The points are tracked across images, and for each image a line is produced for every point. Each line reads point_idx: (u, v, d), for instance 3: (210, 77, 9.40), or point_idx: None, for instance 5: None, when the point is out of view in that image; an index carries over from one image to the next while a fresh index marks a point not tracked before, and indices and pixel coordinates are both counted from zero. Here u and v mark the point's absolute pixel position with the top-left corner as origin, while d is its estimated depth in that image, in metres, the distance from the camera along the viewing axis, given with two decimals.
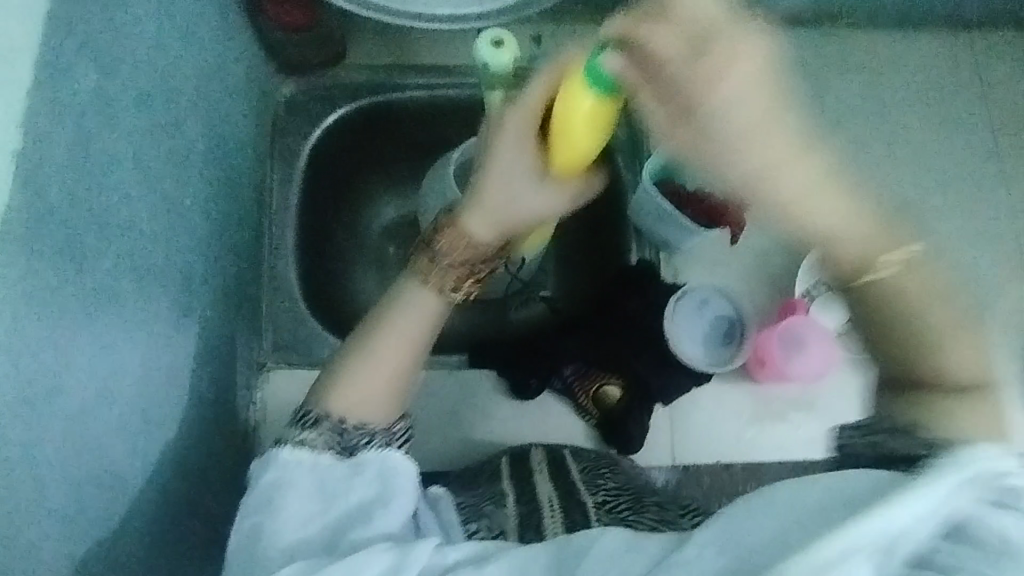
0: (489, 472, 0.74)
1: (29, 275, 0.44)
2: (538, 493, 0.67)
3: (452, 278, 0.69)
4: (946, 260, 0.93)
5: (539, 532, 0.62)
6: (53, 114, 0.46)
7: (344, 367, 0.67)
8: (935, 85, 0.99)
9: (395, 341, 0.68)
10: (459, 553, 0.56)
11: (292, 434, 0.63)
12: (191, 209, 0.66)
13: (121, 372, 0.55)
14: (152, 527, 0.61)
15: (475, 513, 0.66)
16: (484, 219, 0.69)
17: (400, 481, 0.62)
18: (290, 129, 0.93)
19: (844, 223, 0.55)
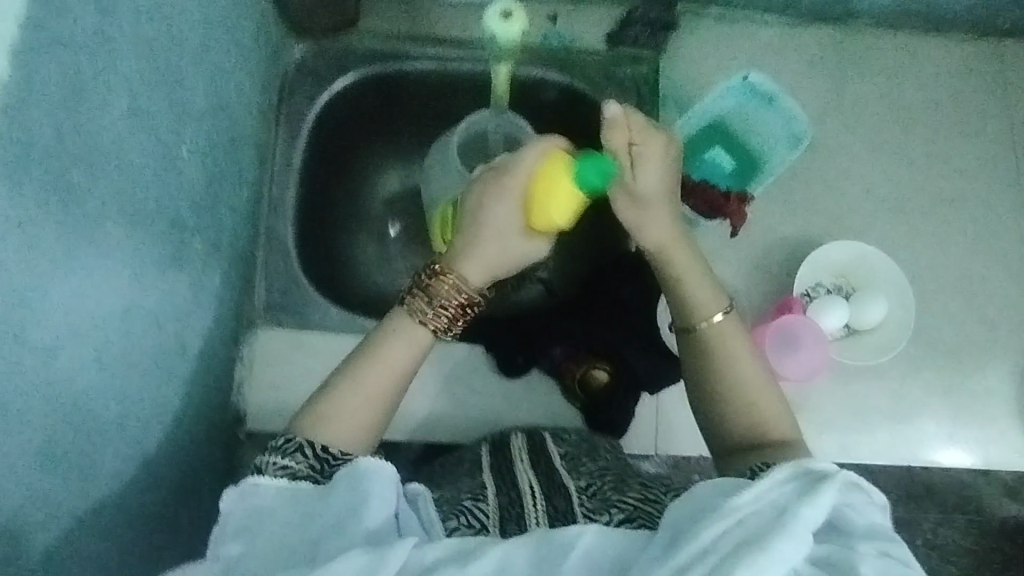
0: (468, 464, 0.73)
1: (15, 203, 0.44)
2: (518, 481, 0.66)
3: (446, 316, 0.66)
4: (948, 272, 0.91)
5: (523, 523, 0.61)
6: (49, 46, 0.46)
7: (327, 403, 0.62)
8: (957, 94, 0.97)
9: (384, 373, 0.64)
10: (440, 550, 0.52)
11: (265, 461, 0.57)
12: (190, 161, 0.66)
13: (103, 315, 0.55)
14: (129, 471, 0.62)
15: (454, 509, 0.63)
16: (481, 267, 0.67)
17: (377, 483, 0.55)
18: (299, 91, 0.93)
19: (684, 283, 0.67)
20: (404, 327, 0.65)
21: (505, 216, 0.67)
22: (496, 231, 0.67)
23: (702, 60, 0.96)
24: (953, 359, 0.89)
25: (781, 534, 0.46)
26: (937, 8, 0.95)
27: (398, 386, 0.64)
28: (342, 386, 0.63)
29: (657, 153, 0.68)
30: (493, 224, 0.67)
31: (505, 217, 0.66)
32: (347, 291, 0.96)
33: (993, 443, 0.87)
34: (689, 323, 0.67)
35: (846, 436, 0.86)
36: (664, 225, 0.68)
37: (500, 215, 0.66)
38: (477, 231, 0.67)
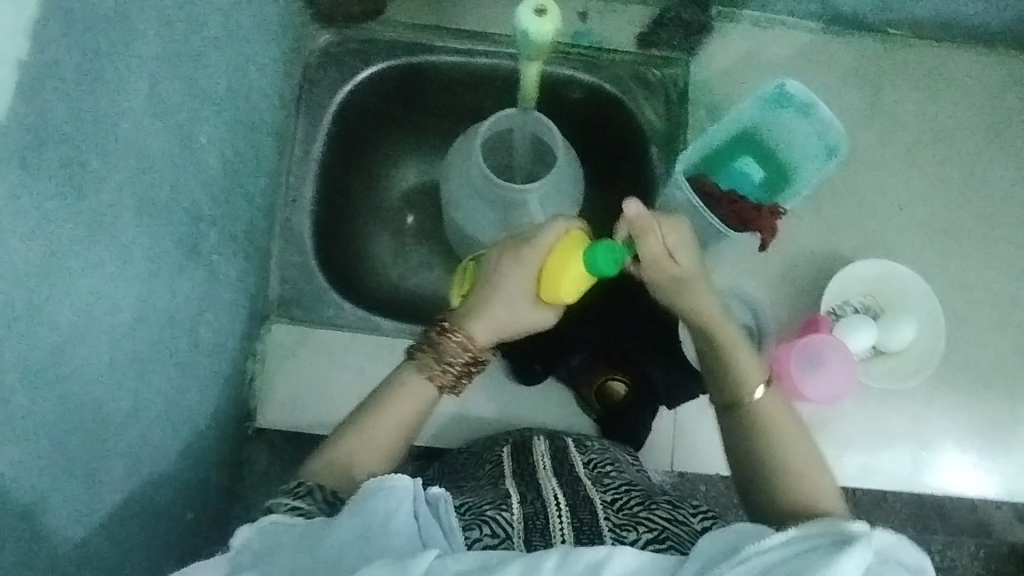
0: (491, 467, 0.71)
1: (26, 191, 0.43)
2: (542, 491, 0.63)
3: (454, 371, 0.66)
4: (981, 293, 0.88)
5: (549, 536, 0.57)
6: (65, 28, 0.44)
7: (339, 443, 0.62)
8: (999, 108, 0.93)
9: (394, 423, 0.63)
10: (462, 563, 0.48)
11: (277, 502, 0.56)
12: (209, 149, 0.64)
13: (117, 306, 0.53)
14: (140, 465, 0.60)
15: (476, 518, 0.58)
16: (490, 328, 0.66)
17: (396, 497, 0.53)
18: (321, 81, 0.91)
19: (733, 360, 0.65)
20: (412, 379, 0.65)
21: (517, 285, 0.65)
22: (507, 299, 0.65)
23: (733, 66, 0.93)
24: (980, 382, 0.86)
25: None
26: (980, 20, 0.92)
27: (408, 435, 0.64)
28: (353, 435, 0.62)
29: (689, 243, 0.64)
30: (505, 292, 0.65)
31: (515, 287, 0.65)
32: (363, 287, 0.95)
33: (1020, 472, 0.84)
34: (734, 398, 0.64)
35: (868, 459, 0.83)
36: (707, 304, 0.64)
37: (512, 287, 0.65)
38: (490, 294, 0.66)
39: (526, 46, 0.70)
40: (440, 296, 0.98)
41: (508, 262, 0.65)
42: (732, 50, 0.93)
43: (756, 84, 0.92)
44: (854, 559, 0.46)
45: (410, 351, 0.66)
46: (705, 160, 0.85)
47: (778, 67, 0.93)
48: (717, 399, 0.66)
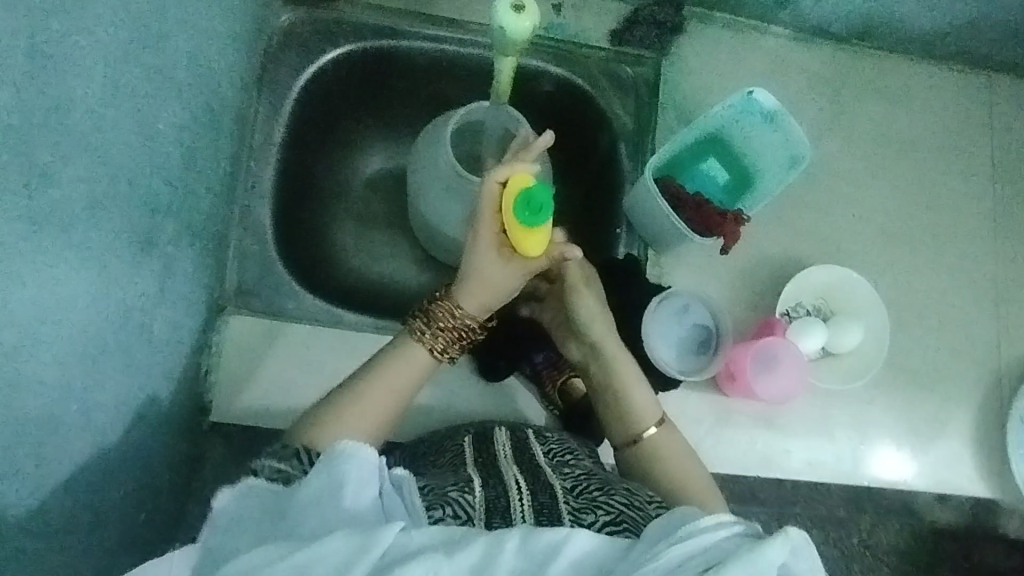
0: (452, 454, 0.71)
1: None
2: (504, 476, 0.64)
3: (443, 338, 0.70)
4: (921, 299, 0.94)
5: (509, 517, 0.59)
6: (15, 11, 0.41)
7: (334, 408, 0.66)
8: (948, 122, 0.98)
9: (386, 389, 0.67)
10: (426, 536, 0.50)
11: (262, 465, 0.60)
12: (168, 136, 0.61)
13: (69, 303, 0.50)
14: (92, 467, 0.58)
15: (438, 499, 0.60)
16: (472, 295, 0.69)
17: (361, 464, 0.56)
18: (285, 61, 0.87)
19: (631, 398, 0.74)
20: (404, 346, 0.70)
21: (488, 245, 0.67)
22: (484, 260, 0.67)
23: (702, 69, 0.94)
24: (916, 382, 0.92)
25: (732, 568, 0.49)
26: (935, 37, 0.95)
27: (396, 402, 0.68)
28: (342, 399, 0.66)
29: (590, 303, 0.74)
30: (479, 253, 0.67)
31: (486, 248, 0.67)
32: (325, 276, 0.92)
33: (948, 467, 0.91)
34: (631, 436, 0.73)
35: (812, 455, 0.88)
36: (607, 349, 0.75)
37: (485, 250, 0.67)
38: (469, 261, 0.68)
39: (501, 42, 0.69)
40: (403, 287, 0.97)
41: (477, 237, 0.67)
42: (701, 53, 0.94)
43: (724, 88, 0.94)
44: (779, 548, 0.49)
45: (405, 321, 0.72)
46: (672, 162, 0.87)
47: (745, 72, 0.95)
48: (616, 440, 0.74)
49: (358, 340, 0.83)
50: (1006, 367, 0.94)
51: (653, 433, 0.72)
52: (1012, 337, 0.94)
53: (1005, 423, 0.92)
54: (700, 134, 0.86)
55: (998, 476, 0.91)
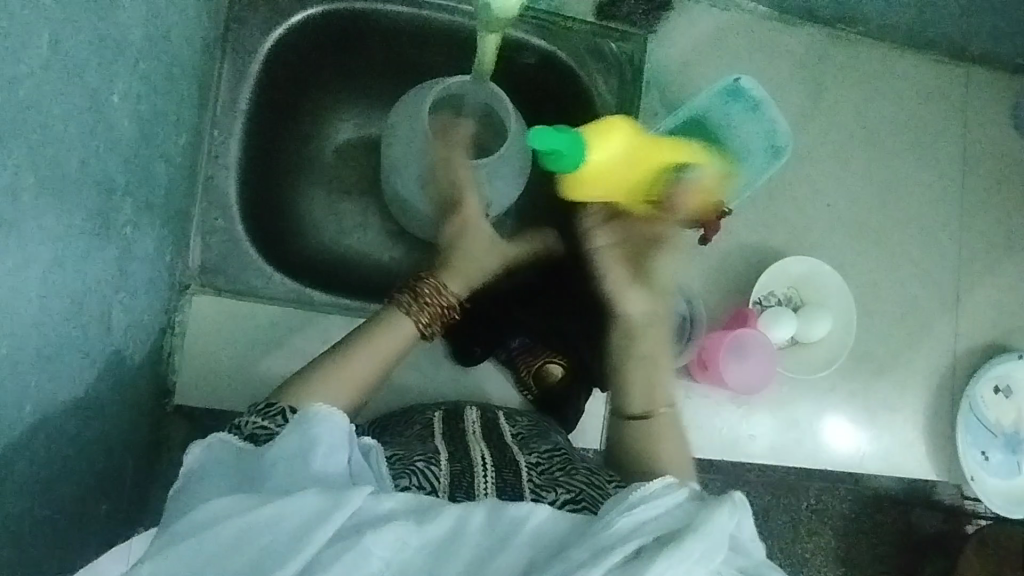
0: (421, 427, 0.71)
1: None
2: (470, 451, 0.65)
3: (429, 309, 0.69)
4: (888, 292, 0.96)
5: (472, 491, 0.59)
6: None
7: (318, 371, 0.62)
8: (928, 113, 0.98)
9: (370, 355, 0.64)
10: (396, 502, 0.49)
11: (245, 420, 0.56)
12: (123, 110, 0.56)
13: (22, 300, 0.47)
14: (54, 461, 0.55)
15: (405, 469, 0.60)
16: (459, 271, 0.73)
17: (332, 426, 0.54)
18: (249, 22, 0.81)
19: (649, 376, 0.69)
20: (389, 316, 0.68)
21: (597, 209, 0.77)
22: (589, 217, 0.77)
23: (689, 49, 0.92)
24: (877, 371, 0.95)
25: (684, 537, 0.47)
26: (919, 26, 0.94)
27: (380, 367, 0.64)
28: (327, 369, 0.62)
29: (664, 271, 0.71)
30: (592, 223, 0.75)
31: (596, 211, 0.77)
32: (295, 251, 0.88)
33: (899, 450, 0.95)
34: (642, 410, 0.67)
35: (774, 440, 0.91)
36: (658, 330, 0.71)
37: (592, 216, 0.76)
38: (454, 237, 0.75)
39: (486, 17, 0.65)
40: (374, 262, 0.92)
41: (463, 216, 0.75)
42: (687, 32, 0.92)
43: (710, 70, 0.92)
44: (728, 513, 0.49)
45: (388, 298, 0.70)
46: None
47: (732, 54, 0.93)
48: (625, 410, 0.68)
49: (329, 321, 0.81)
50: (961, 356, 0.97)
51: (665, 412, 0.67)
52: (969, 328, 0.97)
53: (955, 410, 0.96)
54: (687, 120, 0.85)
55: (946, 460, 0.96)
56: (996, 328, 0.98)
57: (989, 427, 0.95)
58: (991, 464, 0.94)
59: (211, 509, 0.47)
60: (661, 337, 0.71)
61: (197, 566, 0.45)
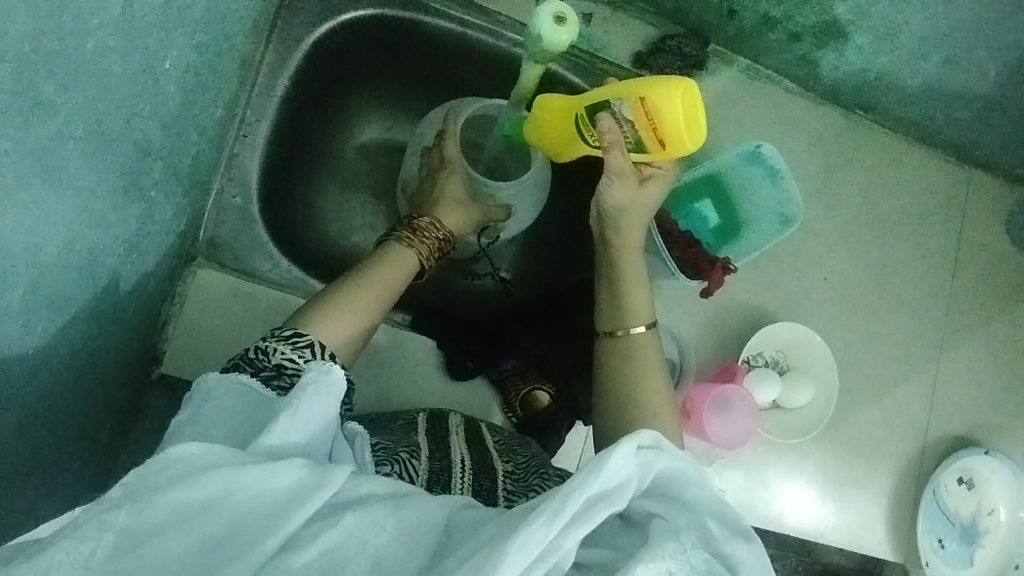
0: (403, 422, 0.72)
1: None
2: (451, 452, 0.67)
3: (427, 246, 0.75)
4: (870, 372, 0.98)
5: (450, 488, 0.62)
6: None
7: (331, 299, 0.65)
8: (932, 207, 1.02)
9: (380, 288, 0.68)
10: (373, 485, 0.50)
11: (273, 347, 0.58)
12: (171, 76, 0.56)
13: (47, 250, 0.46)
14: (45, 410, 0.55)
15: (389, 457, 0.62)
16: (450, 212, 0.80)
17: (335, 388, 0.54)
18: (300, 11, 0.82)
19: (629, 294, 0.76)
20: (396, 251, 0.73)
21: (624, 132, 0.67)
22: (614, 117, 0.67)
23: (715, 109, 0.95)
24: (851, 444, 0.97)
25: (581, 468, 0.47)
26: (932, 126, 0.99)
27: (390, 295, 0.69)
28: (345, 292, 0.66)
29: (635, 229, 0.76)
30: (605, 146, 0.69)
31: (626, 130, 0.67)
32: (300, 240, 0.89)
33: (862, 525, 0.97)
34: (617, 326, 0.75)
35: (743, 498, 0.92)
36: (633, 271, 0.77)
37: (612, 153, 0.69)
38: (438, 175, 0.81)
39: (533, 49, 0.67)
40: None
41: (445, 170, 0.81)
42: (714, 91, 0.95)
43: (732, 132, 0.96)
44: (626, 447, 0.49)
45: (387, 236, 0.75)
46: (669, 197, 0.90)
47: (754, 120, 0.96)
48: (601, 327, 0.76)
49: None
50: (931, 444, 1.00)
51: (640, 332, 0.74)
52: (941, 420, 1.00)
53: (919, 496, 0.98)
54: (703, 176, 0.90)
55: (904, 542, 0.98)
56: (967, 422, 1.01)
57: (948, 517, 0.98)
58: (944, 552, 0.98)
59: (194, 460, 0.46)
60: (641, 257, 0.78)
61: (173, 523, 0.43)
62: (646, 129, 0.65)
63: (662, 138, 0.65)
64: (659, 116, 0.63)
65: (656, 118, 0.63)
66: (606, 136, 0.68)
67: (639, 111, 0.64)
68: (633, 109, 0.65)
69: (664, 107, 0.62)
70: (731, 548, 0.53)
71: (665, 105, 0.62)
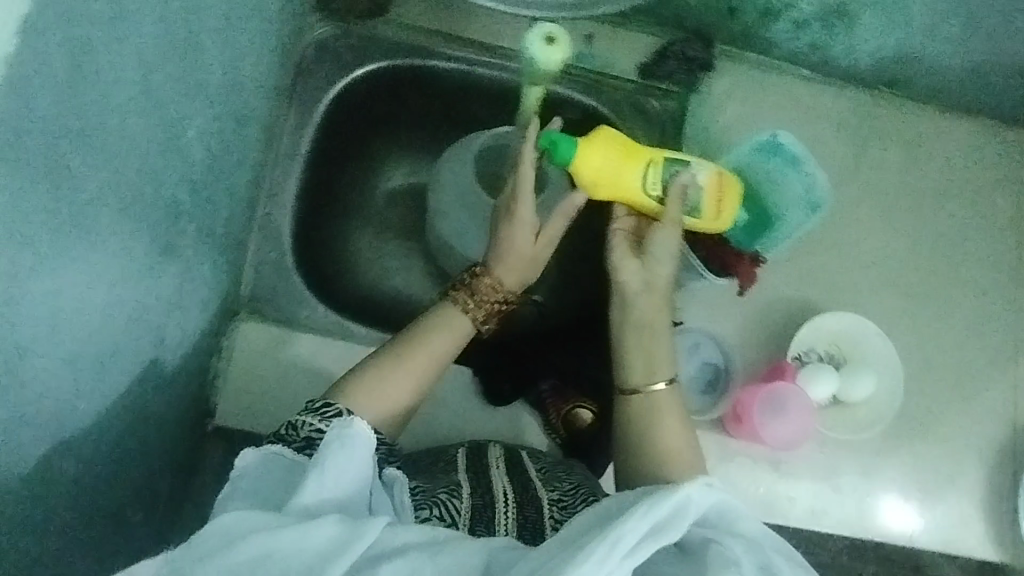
0: (444, 462, 0.73)
1: (23, 207, 0.40)
2: (493, 485, 0.67)
3: (483, 309, 0.74)
4: (937, 355, 0.92)
5: (493, 527, 0.62)
6: (67, 30, 0.40)
7: (375, 373, 0.66)
8: (980, 174, 0.96)
9: (428, 356, 0.69)
10: (410, 534, 0.49)
11: (302, 420, 0.59)
12: (193, 145, 0.61)
13: (90, 316, 0.50)
14: (105, 465, 0.58)
15: (427, 500, 0.62)
16: (515, 272, 0.76)
17: (364, 437, 0.57)
18: (316, 74, 0.88)
19: (645, 350, 0.69)
20: (448, 314, 0.72)
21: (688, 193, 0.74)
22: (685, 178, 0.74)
23: (728, 107, 0.94)
24: (930, 437, 0.90)
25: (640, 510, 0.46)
26: (965, 91, 0.94)
27: (439, 365, 0.69)
28: (391, 365, 0.67)
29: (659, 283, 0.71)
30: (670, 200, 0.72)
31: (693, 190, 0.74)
32: (336, 287, 0.93)
33: (955, 525, 0.89)
34: (636, 384, 0.68)
35: (817, 508, 0.86)
36: (658, 324, 0.70)
37: (672, 208, 0.71)
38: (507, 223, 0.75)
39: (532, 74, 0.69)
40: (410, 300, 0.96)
41: (509, 227, 0.75)
42: (728, 89, 0.94)
43: (749, 127, 0.94)
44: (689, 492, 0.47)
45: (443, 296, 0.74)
46: None
47: (772, 112, 0.95)
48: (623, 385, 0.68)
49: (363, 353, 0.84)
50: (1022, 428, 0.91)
51: (660, 388, 0.67)
52: None
53: (1016, 487, 0.90)
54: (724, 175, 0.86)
55: (1007, 540, 0.89)
56: None
57: None
58: None
59: (234, 527, 0.48)
60: (660, 303, 0.71)
61: None
62: (711, 198, 0.76)
63: (720, 209, 0.77)
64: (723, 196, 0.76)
65: (725, 193, 0.77)
66: (678, 189, 0.72)
67: (712, 181, 0.75)
68: (707, 176, 0.75)
69: (728, 187, 0.77)
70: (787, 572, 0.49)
71: (729, 188, 0.77)
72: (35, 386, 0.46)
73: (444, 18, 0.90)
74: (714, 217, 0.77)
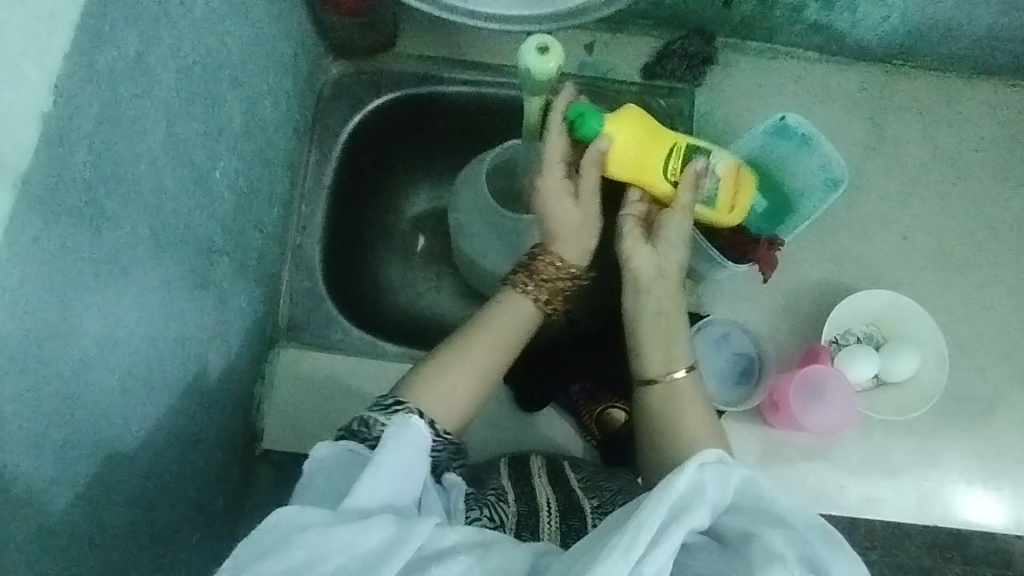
0: (489, 470, 0.75)
1: (68, 251, 0.45)
2: (537, 494, 0.68)
3: (546, 289, 0.73)
4: (984, 327, 0.88)
5: (538, 533, 0.62)
6: (97, 90, 0.45)
7: (439, 368, 0.67)
8: (1007, 136, 0.93)
9: (490, 346, 0.70)
10: (458, 535, 0.51)
11: (374, 418, 0.62)
12: (220, 185, 0.66)
13: (135, 347, 0.54)
14: (158, 487, 0.62)
15: (478, 502, 0.64)
16: (575, 248, 0.73)
17: (416, 437, 0.59)
18: (334, 111, 0.93)
19: (664, 342, 0.71)
20: (509, 300, 0.72)
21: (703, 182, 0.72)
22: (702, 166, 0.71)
23: (735, 97, 0.95)
24: (986, 411, 0.86)
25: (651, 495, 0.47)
26: (981, 54, 0.92)
27: (502, 355, 0.70)
28: (456, 357, 0.68)
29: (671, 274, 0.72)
30: (686, 187, 0.70)
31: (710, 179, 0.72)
32: (369, 310, 0.96)
33: None
34: (656, 373, 0.70)
35: (874, 496, 0.83)
36: (674, 313, 0.72)
37: (686, 195, 0.70)
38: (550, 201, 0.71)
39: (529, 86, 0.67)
40: (440, 317, 0.99)
41: (552, 204, 0.71)
42: (733, 80, 0.95)
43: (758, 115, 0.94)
44: (688, 470, 0.48)
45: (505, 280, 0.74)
46: None
47: (780, 98, 0.94)
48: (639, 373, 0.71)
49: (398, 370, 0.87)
50: None
51: (680, 375, 0.70)
52: None
53: None
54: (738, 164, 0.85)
55: None
56: None
57: None
58: None
59: (290, 523, 0.49)
60: (672, 290, 0.72)
61: None
62: (728, 192, 0.74)
63: (736, 202, 0.75)
64: (739, 190, 0.75)
65: (741, 187, 0.75)
66: (695, 176, 0.70)
67: (729, 173, 0.74)
68: (725, 167, 0.73)
69: (743, 181, 0.76)
70: (832, 558, 0.48)
71: (744, 182, 0.76)
72: (89, 410, 0.50)
73: (448, 45, 0.95)
74: (729, 210, 0.75)
